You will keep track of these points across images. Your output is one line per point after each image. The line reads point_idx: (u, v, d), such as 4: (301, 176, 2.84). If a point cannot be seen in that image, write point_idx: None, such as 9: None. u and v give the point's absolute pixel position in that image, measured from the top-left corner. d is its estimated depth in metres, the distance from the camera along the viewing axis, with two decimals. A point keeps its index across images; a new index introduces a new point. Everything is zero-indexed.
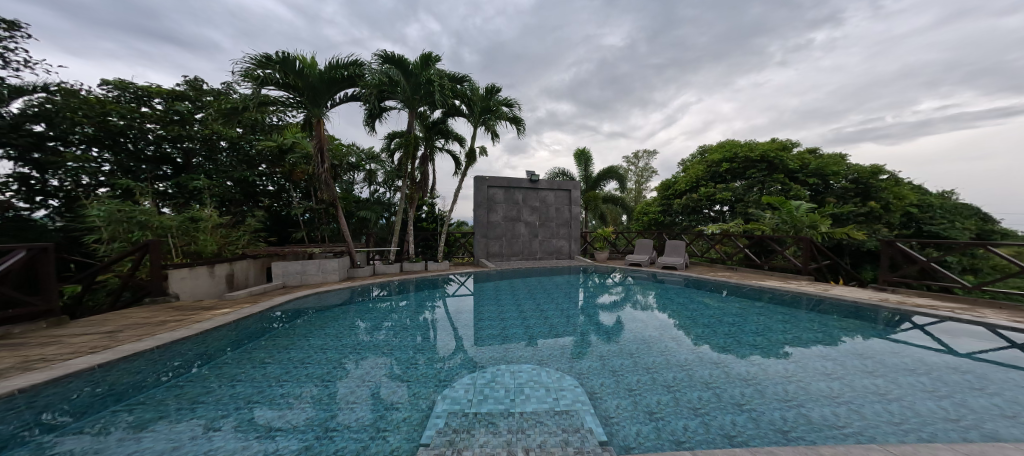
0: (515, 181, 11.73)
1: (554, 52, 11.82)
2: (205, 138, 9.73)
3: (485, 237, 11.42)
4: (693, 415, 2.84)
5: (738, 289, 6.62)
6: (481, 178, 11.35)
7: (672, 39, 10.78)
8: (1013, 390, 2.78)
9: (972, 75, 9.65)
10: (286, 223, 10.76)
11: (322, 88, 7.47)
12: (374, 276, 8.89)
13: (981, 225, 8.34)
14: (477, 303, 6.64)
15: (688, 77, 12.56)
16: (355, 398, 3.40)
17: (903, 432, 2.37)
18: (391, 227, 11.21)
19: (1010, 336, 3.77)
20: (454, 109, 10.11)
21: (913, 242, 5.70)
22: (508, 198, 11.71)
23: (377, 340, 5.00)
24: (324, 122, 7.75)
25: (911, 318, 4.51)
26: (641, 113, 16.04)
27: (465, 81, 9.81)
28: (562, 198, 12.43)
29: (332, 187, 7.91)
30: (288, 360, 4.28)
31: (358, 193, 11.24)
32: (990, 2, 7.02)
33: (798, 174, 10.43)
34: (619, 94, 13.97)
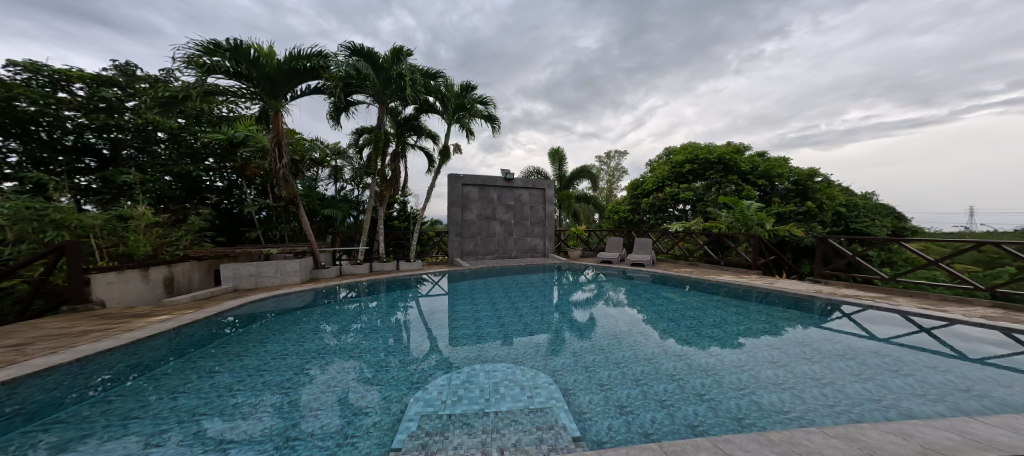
0: (489, 179, 11.66)
1: (529, 52, 11.76)
2: (139, 128, 8.47)
3: (460, 235, 11.26)
4: (659, 407, 3.04)
5: (698, 284, 7.14)
6: (455, 176, 11.16)
7: (642, 44, 11.09)
8: (922, 371, 3.28)
9: (890, 90, 10.96)
10: (238, 223, 9.76)
11: (281, 80, 6.87)
12: (340, 276, 8.44)
13: (896, 223, 9.60)
14: (452, 303, 6.57)
15: (656, 82, 13.08)
16: (320, 404, 3.23)
17: (836, 414, 2.71)
18: (360, 227, 10.50)
19: (919, 322, 4.42)
20: (427, 106, 9.73)
21: (842, 239, 6.41)
22: (482, 196, 11.64)
23: (345, 344, 4.77)
24: (284, 117, 7.14)
25: (840, 307, 5.14)
26: (612, 115, 16.52)
27: (438, 77, 9.49)
28: (535, 196, 12.51)
29: (291, 183, 7.32)
30: (242, 369, 3.97)
31: (322, 190, 10.54)
32: (910, 22, 7.99)
33: (749, 176, 11.41)
34: (593, 95, 14.25)
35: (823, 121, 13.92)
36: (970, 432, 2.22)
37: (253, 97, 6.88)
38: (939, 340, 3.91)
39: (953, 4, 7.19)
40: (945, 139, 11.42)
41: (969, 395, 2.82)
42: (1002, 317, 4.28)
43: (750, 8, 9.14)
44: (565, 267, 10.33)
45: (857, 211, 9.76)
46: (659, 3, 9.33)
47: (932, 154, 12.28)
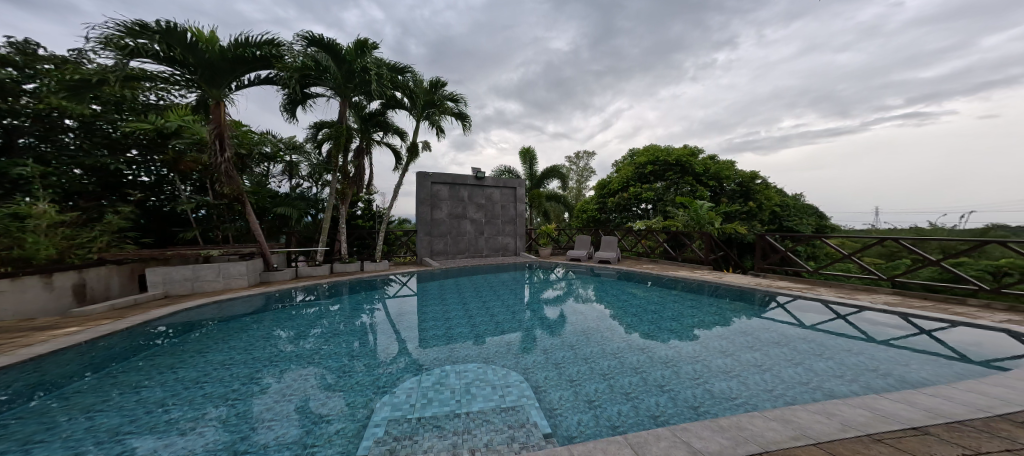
0: (459, 177, 11.49)
1: (502, 51, 11.57)
2: (40, 114, 6.65)
3: (429, 234, 10.99)
4: (624, 399, 3.23)
5: (659, 279, 7.63)
6: (423, 173, 10.91)
7: (610, 48, 11.34)
8: (840, 354, 3.82)
9: (815, 100, 12.34)
10: (170, 222, 8.41)
11: (224, 67, 6.36)
12: (296, 279, 7.84)
13: (818, 222, 11.13)
14: (421, 303, 6.39)
15: (622, 86, 13.49)
16: (275, 414, 3.01)
17: (774, 398, 3.07)
18: (319, 225, 9.91)
19: (836, 309, 5.14)
20: (394, 102, 9.43)
21: (776, 236, 7.43)
22: (452, 195, 11.43)
23: (303, 350, 4.46)
24: (227, 108, 6.65)
25: (776, 298, 5.80)
26: (582, 117, 17.00)
27: (405, 72, 9.27)
28: (506, 195, 12.48)
29: (236, 179, 6.72)
30: (177, 381, 3.55)
31: (274, 186, 9.70)
32: (833, 41, 9.03)
33: (702, 177, 12.30)
34: (563, 96, 14.52)
35: (762, 128, 15.36)
36: (878, 409, 2.63)
37: (190, 85, 6.44)
38: (852, 325, 4.60)
39: (867, 28, 8.19)
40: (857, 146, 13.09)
41: (876, 375, 3.33)
42: (899, 303, 5.13)
43: (706, 19, 9.65)
44: (535, 265, 10.49)
45: (788, 211, 11.03)
46: (626, 10, 9.57)
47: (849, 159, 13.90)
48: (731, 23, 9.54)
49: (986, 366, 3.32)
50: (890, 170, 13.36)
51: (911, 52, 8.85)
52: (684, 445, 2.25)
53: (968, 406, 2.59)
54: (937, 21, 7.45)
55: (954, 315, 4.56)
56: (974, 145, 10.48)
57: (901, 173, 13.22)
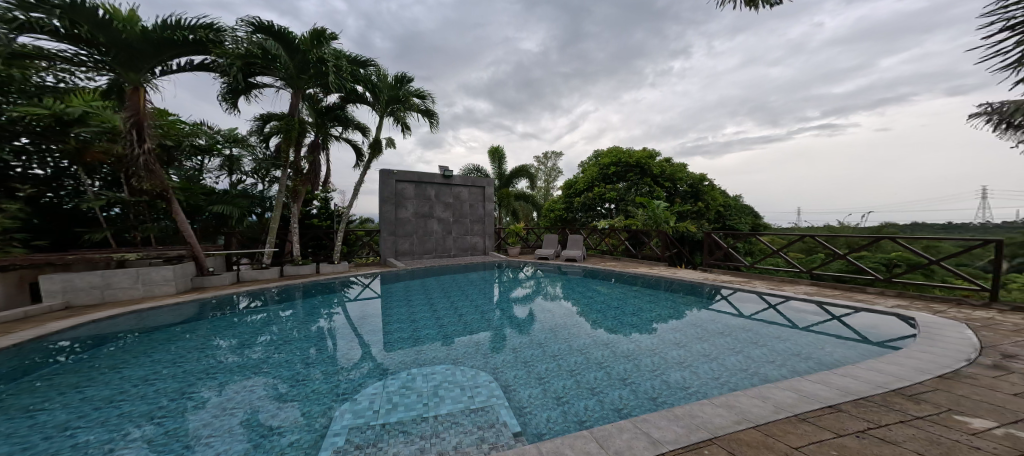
0: (425, 176, 11.14)
1: (472, 51, 11.33)
2: None
3: (394, 234, 10.55)
4: (591, 394, 3.35)
5: (622, 276, 8.07)
6: (387, 171, 10.44)
7: (577, 51, 11.56)
8: (772, 340, 4.35)
9: (752, 112, 13.65)
10: (73, 221, 6.92)
11: (147, 51, 5.73)
12: (237, 284, 7.16)
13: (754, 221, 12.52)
14: (384, 306, 6.13)
15: (588, 88, 13.89)
16: (216, 429, 2.72)
17: (720, 385, 3.41)
18: (265, 225, 8.93)
19: (768, 299, 5.82)
20: (356, 97, 8.97)
21: (721, 234, 8.30)
22: (418, 194, 11.06)
23: (249, 360, 4.05)
24: (145, 93, 5.91)
25: (721, 290, 6.41)
26: (550, 117, 17.31)
27: (369, 65, 8.81)
28: (475, 194, 12.31)
29: (157, 173, 5.98)
30: (85, 402, 3.05)
31: (210, 182, 8.16)
32: (768, 55, 10.04)
33: (659, 178, 13.10)
34: (533, 97, 14.64)
35: (708, 134, 16.57)
36: (801, 390, 3.01)
37: (99, 67, 5.63)
38: (780, 313, 5.25)
39: (794, 43, 9.14)
40: (781, 154, 14.76)
41: (800, 359, 3.83)
42: (817, 293, 5.94)
43: (665, 28, 10.11)
44: (504, 264, 10.52)
45: (730, 210, 12.16)
46: (593, 16, 9.74)
47: (775, 165, 15.58)
48: (686, 33, 10.08)
49: (882, 346, 3.96)
50: (811, 174, 15.14)
51: (826, 71, 10.14)
52: (644, 436, 2.36)
53: (868, 382, 3.06)
54: (847, 41, 8.51)
55: (858, 302, 5.39)
56: (873, 154, 12.28)
57: (817, 178, 15.19)
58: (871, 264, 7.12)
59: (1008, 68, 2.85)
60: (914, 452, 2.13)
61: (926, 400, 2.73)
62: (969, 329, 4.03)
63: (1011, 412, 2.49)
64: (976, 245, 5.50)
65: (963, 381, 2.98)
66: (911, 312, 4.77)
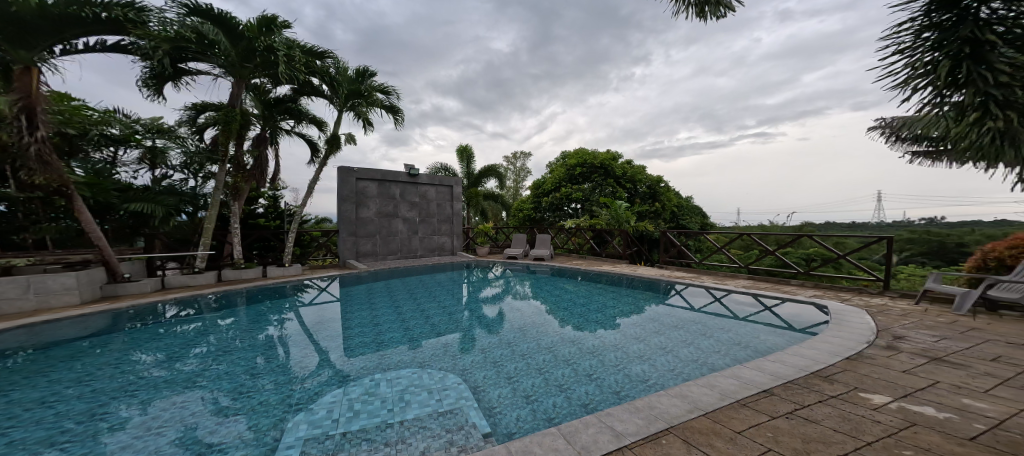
0: (390, 174, 10.63)
1: (442, 47, 10.93)
2: None
3: (355, 235, 9.95)
4: (559, 391, 3.40)
5: (587, 274, 8.34)
6: (348, 169, 9.79)
7: (547, 53, 11.62)
8: (717, 332, 4.77)
9: (701, 119, 14.69)
10: None
11: (47, 28, 5.02)
12: (164, 290, 6.33)
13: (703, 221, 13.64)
14: (345, 309, 5.80)
15: (557, 90, 14.11)
16: (140, 451, 2.37)
17: (675, 376, 3.65)
18: (198, 225, 7.88)
19: (713, 292, 6.40)
20: (311, 88, 8.36)
21: (674, 232, 8.89)
22: (382, 192, 10.52)
23: (180, 373, 3.58)
24: (42, 75, 5.05)
25: (674, 285, 6.91)
26: (520, 118, 17.25)
27: (326, 58, 8.10)
28: (442, 193, 12.00)
29: (55, 167, 5.07)
30: None
31: (127, 179, 7.01)
32: (715, 67, 10.91)
33: (621, 179, 13.64)
34: (502, 97, 14.50)
35: (664, 139, 17.53)
36: (741, 377, 3.03)
37: None
38: (723, 305, 5.79)
39: (736, 56, 9.95)
40: (726, 159, 16.17)
41: (740, 348, 4.23)
42: (755, 286, 6.61)
43: (628, 35, 10.41)
44: (473, 264, 10.42)
45: (683, 210, 13.28)
46: (562, 19, 9.69)
47: (720, 168, 17.02)
48: (647, 42, 10.48)
49: (803, 332, 4.52)
50: (750, 179, 16.78)
51: (760, 83, 11.23)
52: (607, 429, 2.29)
53: (792, 361, 3.32)
54: (779, 55, 9.44)
55: (785, 293, 6.06)
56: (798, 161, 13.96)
57: (754, 182, 16.87)
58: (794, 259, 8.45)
59: (898, 87, 1.68)
60: (836, 430, 2.21)
61: (837, 379, 2.96)
62: (868, 316, 4.66)
63: (901, 387, 2.78)
64: (872, 241, 6.40)
65: (865, 361, 3.33)
66: (826, 301, 5.48)
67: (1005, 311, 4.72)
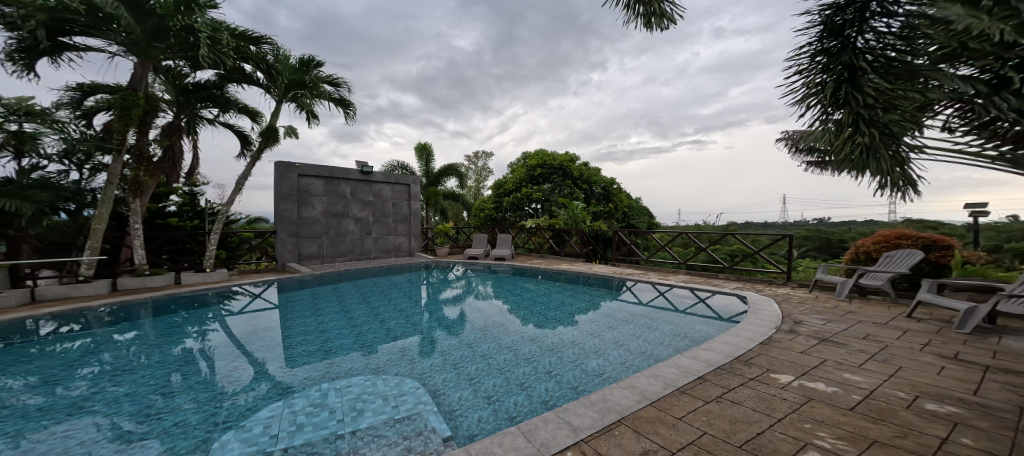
0: (339, 171, 10.03)
1: (400, 42, 10.56)
2: None
3: (298, 236, 9.28)
4: (520, 390, 3.42)
5: (547, 273, 8.52)
6: (290, 164, 9.08)
7: (510, 54, 11.64)
8: (660, 324, 5.13)
9: (649, 126, 15.61)
10: None
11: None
12: (37, 302, 5.46)
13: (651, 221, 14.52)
14: (286, 317, 5.38)
15: (519, 92, 14.26)
16: None
17: (627, 368, 3.85)
18: (84, 225, 6.75)
19: (659, 286, 6.88)
20: (240, 76, 7.69)
21: (625, 232, 9.41)
22: (330, 190, 9.92)
23: (64, 399, 3.04)
24: None
25: (624, 281, 7.34)
26: (481, 118, 17.14)
27: (263, 43, 7.44)
28: (399, 192, 11.57)
29: None
30: None
31: None
32: (663, 77, 11.69)
33: (579, 180, 14.09)
34: (464, 95, 14.29)
35: (618, 143, 18.41)
36: (680, 365, 3.25)
37: None
38: (667, 299, 6.24)
39: (679, 67, 10.74)
40: (667, 164, 17.22)
41: (680, 338, 4.58)
42: (695, 280, 7.20)
43: (587, 42, 10.75)
44: (432, 265, 10.21)
45: (634, 211, 13.97)
46: (527, 22, 9.80)
47: (662, 174, 17.99)
48: (604, 49, 10.90)
49: (729, 321, 5.01)
50: (688, 183, 18.11)
51: (698, 94, 12.24)
52: (565, 424, 2.35)
53: (719, 348, 3.65)
54: (715, 70, 10.33)
55: (717, 285, 6.68)
56: (728, 168, 15.32)
57: (692, 186, 18.26)
58: (723, 254, 9.45)
59: (796, 103, 2.35)
60: (755, 409, 2.46)
61: (753, 362, 3.29)
62: (774, 303, 5.32)
63: (804, 366, 3.17)
64: (778, 238, 7.34)
65: (776, 344, 3.76)
66: (749, 292, 6.13)
67: (870, 294, 5.74)
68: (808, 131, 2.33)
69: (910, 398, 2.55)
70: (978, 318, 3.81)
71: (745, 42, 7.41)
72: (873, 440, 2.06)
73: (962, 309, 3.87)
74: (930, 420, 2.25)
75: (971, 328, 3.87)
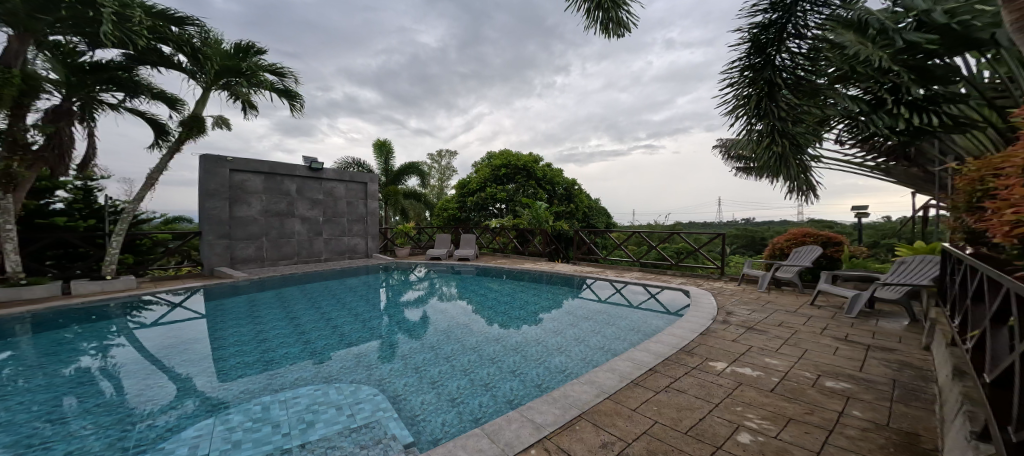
0: (281, 167, 9.38)
1: (359, 33, 10.15)
2: None
3: (230, 238, 8.49)
4: (485, 390, 3.39)
5: (512, 273, 8.57)
6: (221, 158, 8.29)
7: (476, 54, 11.54)
8: (615, 319, 5.36)
9: (608, 131, 16.23)
10: None
11: None
12: None
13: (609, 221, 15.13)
14: (216, 326, 4.95)
15: (484, 91, 14.20)
16: None
17: (587, 363, 3.96)
18: None
19: (616, 283, 7.19)
20: (158, 58, 6.83)
21: (585, 231, 9.72)
22: (270, 187, 9.24)
23: None
24: None
25: (584, 279, 7.59)
26: (446, 116, 16.85)
27: (190, 25, 6.71)
28: (354, 191, 11.10)
29: None
30: None
31: None
32: (621, 84, 12.24)
33: (542, 181, 14.30)
34: (427, 92, 13.97)
35: (580, 146, 18.99)
36: (633, 358, 3.41)
37: None
38: (622, 295, 6.54)
39: (635, 75, 11.28)
40: (622, 168, 17.93)
41: (634, 332, 4.80)
42: (647, 276, 7.61)
43: (552, 45, 10.95)
44: (392, 267, 9.88)
45: (593, 211, 14.53)
46: (493, 22, 9.78)
47: (619, 177, 18.73)
48: (568, 53, 11.16)
49: (676, 315, 5.35)
50: (643, 186, 19.01)
51: (651, 101, 12.97)
52: (529, 423, 2.36)
53: (667, 340, 3.87)
54: (667, 80, 10.99)
55: (665, 281, 7.13)
56: (678, 171, 16.31)
57: (647, 189, 19.19)
58: (672, 251, 10.09)
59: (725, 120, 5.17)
60: (697, 397, 2.64)
61: (694, 352, 3.54)
62: (713, 296, 5.77)
63: (737, 354, 3.45)
64: (716, 237, 8.00)
65: (712, 334, 4.06)
66: (693, 286, 6.60)
67: (785, 286, 6.44)
68: (734, 140, 5.10)
69: (814, 377, 2.88)
70: (861, 303, 4.39)
71: (692, 54, 7.99)
72: (789, 418, 2.30)
73: (850, 295, 4.44)
74: (831, 397, 2.56)
75: (856, 312, 4.42)
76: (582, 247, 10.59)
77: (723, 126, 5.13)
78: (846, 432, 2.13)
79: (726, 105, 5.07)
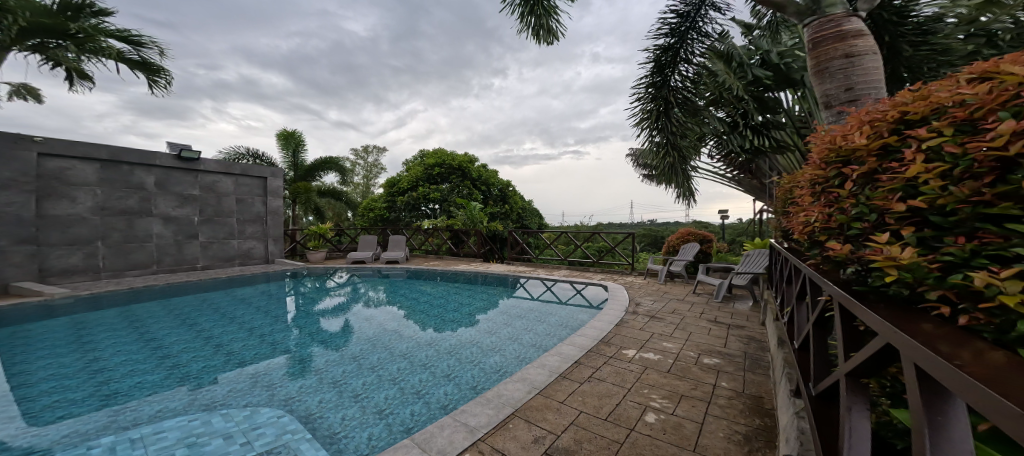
0: (128, 153, 7.74)
1: (270, 11, 9.00)
2: None
3: (38, 243, 6.69)
4: (416, 398, 3.25)
5: (447, 275, 8.38)
6: (23, 138, 6.48)
7: (411, 48, 11.05)
8: (546, 315, 5.59)
9: (542, 135, 16.88)
10: None
11: None
12: None
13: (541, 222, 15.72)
14: (21, 359, 3.88)
15: (419, 87, 13.63)
16: None
17: (520, 361, 4.05)
18: None
19: (546, 281, 7.51)
20: None
21: (518, 232, 9.94)
22: (108, 178, 7.54)
23: None
24: None
25: (517, 278, 7.79)
26: (374, 110, 15.82)
27: None
28: (247, 186, 9.87)
29: None
30: None
31: None
32: (552, 91, 12.85)
33: (477, 181, 14.25)
34: (352, 83, 13.02)
35: (514, 149, 19.43)
36: (561, 352, 3.56)
37: None
38: (552, 292, 6.86)
39: (566, 84, 11.93)
40: (553, 171, 18.77)
41: (562, 328, 5.05)
42: (575, 274, 8.06)
43: (490, 48, 11.03)
44: (300, 273, 8.90)
45: (527, 212, 14.96)
46: (432, 17, 9.48)
47: (550, 180, 19.54)
48: (506, 57, 11.34)
49: (599, 308, 5.80)
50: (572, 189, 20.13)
51: (579, 109, 13.84)
52: (462, 426, 2.32)
53: (590, 333, 4.14)
54: (593, 90, 11.85)
55: (586, 277, 7.65)
56: (603, 176, 17.64)
57: (576, 192, 20.38)
58: (594, 250, 10.86)
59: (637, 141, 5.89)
60: (613, 384, 2.87)
61: (611, 342, 3.85)
62: (625, 289, 6.36)
63: (646, 341, 3.83)
64: (628, 235, 8.85)
65: (625, 325, 4.46)
66: (610, 281, 7.19)
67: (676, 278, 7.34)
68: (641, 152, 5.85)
69: (696, 356, 3.35)
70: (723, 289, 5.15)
71: (613, 69, 8.70)
72: (681, 395, 2.63)
73: (716, 283, 5.25)
74: (708, 372, 3.00)
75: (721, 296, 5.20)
76: (513, 248, 10.82)
77: (631, 136, 5.78)
78: (719, 402, 2.51)
79: (634, 116, 5.64)
